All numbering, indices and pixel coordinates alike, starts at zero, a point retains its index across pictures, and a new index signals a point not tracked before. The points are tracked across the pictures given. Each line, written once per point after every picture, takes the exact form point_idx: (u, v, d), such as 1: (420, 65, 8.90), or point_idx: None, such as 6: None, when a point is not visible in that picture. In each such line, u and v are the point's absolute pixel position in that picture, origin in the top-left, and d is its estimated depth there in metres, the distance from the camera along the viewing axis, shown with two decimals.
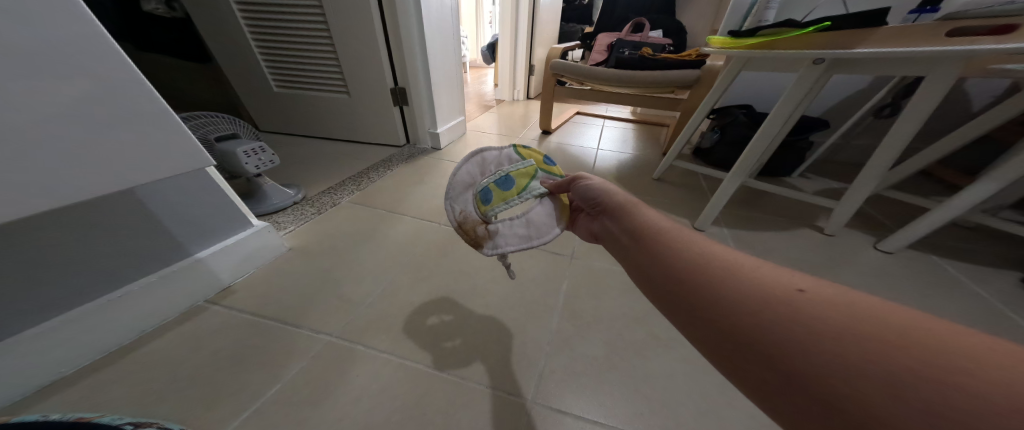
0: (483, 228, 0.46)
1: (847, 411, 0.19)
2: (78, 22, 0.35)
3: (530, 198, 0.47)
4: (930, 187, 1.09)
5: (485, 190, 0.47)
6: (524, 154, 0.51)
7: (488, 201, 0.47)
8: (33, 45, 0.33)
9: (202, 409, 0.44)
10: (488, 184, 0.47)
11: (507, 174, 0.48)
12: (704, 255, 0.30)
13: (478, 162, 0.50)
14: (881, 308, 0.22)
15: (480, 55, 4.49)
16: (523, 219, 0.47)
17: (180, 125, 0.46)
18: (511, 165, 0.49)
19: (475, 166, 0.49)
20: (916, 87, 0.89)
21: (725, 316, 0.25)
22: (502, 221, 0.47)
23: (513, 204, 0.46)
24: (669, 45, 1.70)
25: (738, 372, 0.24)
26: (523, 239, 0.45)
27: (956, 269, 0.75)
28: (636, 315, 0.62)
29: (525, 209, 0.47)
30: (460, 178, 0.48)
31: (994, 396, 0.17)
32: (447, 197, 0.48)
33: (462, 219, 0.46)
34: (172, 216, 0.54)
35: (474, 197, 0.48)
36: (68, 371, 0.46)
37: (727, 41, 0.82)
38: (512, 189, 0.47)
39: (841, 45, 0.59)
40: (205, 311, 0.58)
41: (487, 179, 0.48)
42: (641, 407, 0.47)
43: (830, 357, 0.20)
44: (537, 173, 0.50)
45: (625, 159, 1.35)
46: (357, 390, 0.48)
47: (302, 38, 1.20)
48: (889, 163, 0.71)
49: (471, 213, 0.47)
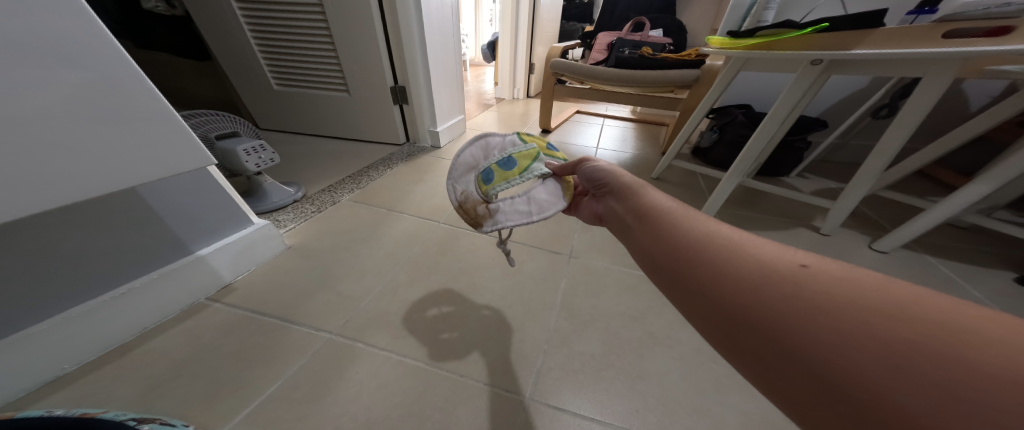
0: (482, 208, 0.47)
1: (844, 389, 0.19)
2: (78, 19, 0.36)
3: (531, 178, 0.47)
4: (927, 187, 1.10)
5: (486, 171, 0.48)
6: (527, 139, 0.52)
7: (488, 181, 0.47)
8: (32, 42, 0.33)
9: (204, 406, 0.44)
10: (490, 165, 0.49)
11: (509, 155, 0.49)
12: (706, 232, 0.30)
13: (482, 146, 0.51)
14: (883, 283, 0.22)
15: (480, 53, 4.48)
16: (524, 197, 0.47)
17: (182, 124, 0.46)
18: (513, 148, 0.50)
19: (478, 149, 0.50)
20: (913, 88, 0.90)
21: (724, 292, 0.26)
22: (503, 200, 0.47)
23: (513, 183, 0.46)
24: (669, 45, 1.70)
25: (735, 346, 0.24)
26: (523, 215, 0.45)
27: (951, 269, 0.76)
28: (634, 313, 0.63)
29: (526, 189, 0.48)
30: (463, 160, 0.49)
31: (998, 373, 0.17)
32: (449, 177, 0.48)
33: (463, 199, 0.47)
34: (173, 213, 0.54)
35: (476, 178, 0.49)
36: (70, 367, 0.47)
37: (725, 41, 0.82)
38: (513, 169, 0.48)
39: (839, 46, 0.59)
40: (206, 309, 0.58)
41: (490, 160, 0.49)
42: (637, 404, 0.48)
43: (828, 333, 0.21)
44: (539, 155, 0.50)
45: (625, 159, 1.35)
46: (357, 387, 0.48)
47: (302, 36, 1.20)
48: (886, 163, 0.71)
49: (471, 193, 0.48)
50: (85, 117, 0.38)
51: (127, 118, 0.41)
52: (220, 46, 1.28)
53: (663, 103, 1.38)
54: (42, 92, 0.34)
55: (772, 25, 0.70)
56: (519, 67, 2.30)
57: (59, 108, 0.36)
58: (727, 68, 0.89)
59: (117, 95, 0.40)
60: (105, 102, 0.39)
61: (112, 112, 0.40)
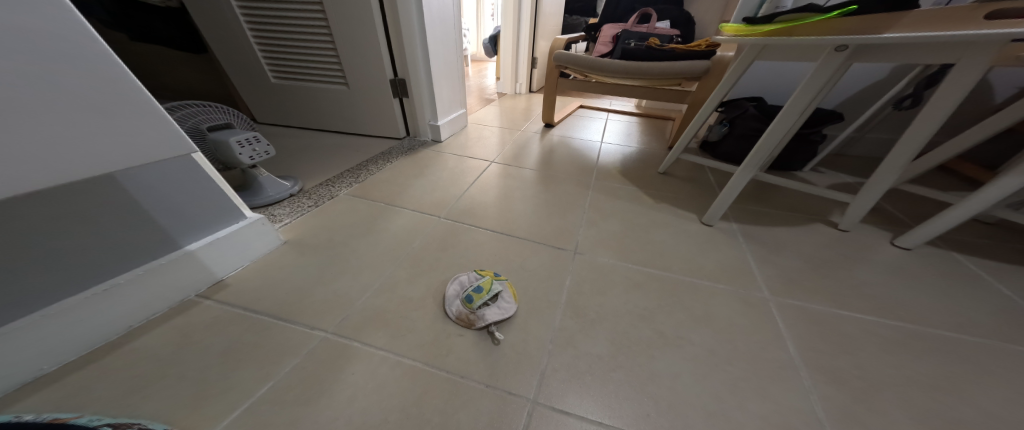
0: (470, 316, 0.56)
1: None
2: (60, 14, 0.38)
3: (495, 293, 0.60)
4: (950, 181, 1.06)
5: (467, 295, 0.58)
6: (483, 272, 0.65)
7: (471, 302, 0.57)
8: (19, 38, 0.36)
9: (190, 409, 0.42)
10: (468, 292, 0.59)
11: (478, 283, 0.61)
12: None
13: (459, 283, 0.63)
14: None
15: (481, 48, 4.40)
16: (498, 304, 0.58)
17: (165, 115, 0.49)
18: (477, 279, 0.63)
19: (457, 284, 0.62)
20: (939, 77, 0.85)
21: None
22: (487, 312, 0.57)
23: (486, 297, 0.58)
24: (677, 37, 1.65)
25: None
26: (502, 313, 0.57)
27: (978, 267, 0.72)
28: (644, 312, 0.60)
29: (496, 300, 0.59)
30: (450, 292, 0.61)
31: None
32: (444, 307, 0.58)
33: (457, 318, 0.56)
34: (160, 205, 0.51)
35: (460, 302, 0.58)
36: (50, 367, 0.45)
37: (740, 27, 0.77)
38: (483, 291, 0.58)
39: (868, 31, 0.56)
40: (196, 306, 0.56)
41: (466, 287, 0.61)
42: (648, 408, 0.45)
43: None
44: (495, 277, 0.64)
45: (630, 154, 1.31)
46: (352, 388, 0.46)
47: (300, 28, 1.16)
48: (911, 156, 0.68)
49: (458, 309, 0.58)
50: (73, 108, 0.41)
51: (110, 109, 0.44)
52: (216, 38, 1.25)
53: (671, 96, 1.33)
54: (31, 87, 0.38)
55: (792, 9, 0.66)
56: (522, 61, 2.25)
57: (46, 97, 0.39)
58: (741, 57, 0.85)
59: (103, 86, 0.43)
60: (91, 92, 0.42)
61: (95, 102, 0.42)
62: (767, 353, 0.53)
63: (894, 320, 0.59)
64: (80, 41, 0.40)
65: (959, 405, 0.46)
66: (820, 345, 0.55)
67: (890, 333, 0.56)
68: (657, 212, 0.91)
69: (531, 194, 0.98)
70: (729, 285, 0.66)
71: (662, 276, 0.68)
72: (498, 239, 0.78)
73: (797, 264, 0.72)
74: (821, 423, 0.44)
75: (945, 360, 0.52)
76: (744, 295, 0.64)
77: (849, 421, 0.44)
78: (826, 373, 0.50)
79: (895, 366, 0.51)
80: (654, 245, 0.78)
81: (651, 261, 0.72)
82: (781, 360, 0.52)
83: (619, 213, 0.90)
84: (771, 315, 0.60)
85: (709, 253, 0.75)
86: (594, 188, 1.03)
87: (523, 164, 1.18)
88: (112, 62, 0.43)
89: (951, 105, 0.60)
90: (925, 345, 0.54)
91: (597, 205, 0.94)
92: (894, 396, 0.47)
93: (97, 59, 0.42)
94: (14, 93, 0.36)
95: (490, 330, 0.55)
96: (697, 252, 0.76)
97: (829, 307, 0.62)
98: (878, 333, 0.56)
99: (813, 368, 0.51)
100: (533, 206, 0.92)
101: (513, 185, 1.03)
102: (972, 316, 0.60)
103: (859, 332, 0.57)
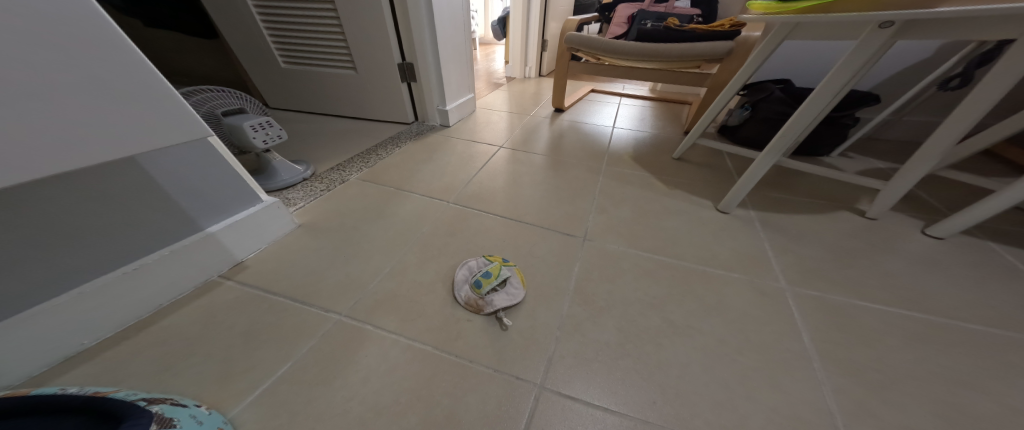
0: (478, 301, 0.56)
1: None
2: None
3: (502, 279, 0.59)
4: (991, 167, 0.99)
5: (476, 279, 0.59)
6: (491, 258, 0.65)
7: (479, 285, 0.57)
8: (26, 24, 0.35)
9: (216, 385, 0.44)
10: (477, 277, 0.59)
11: (485, 269, 0.61)
12: None
13: (468, 269, 0.63)
14: None
15: (491, 32, 4.30)
16: (505, 290, 0.58)
17: (179, 99, 0.49)
18: (485, 265, 0.62)
19: (467, 271, 0.62)
20: (996, 54, 0.77)
21: None
22: (495, 295, 0.57)
23: (494, 281, 0.58)
24: (696, 17, 1.56)
25: None
26: (510, 298, 0.57)
27: (1016, 257, 0.68)
28: (654, 301, 0.59)
29: (505, 285, 0.59)
30: (460, 276, 0.61)
31: None
32: (453, 290, 0.59)
33: (467, 300, 0.57)
34: (178, 187, 0.52)
35: (470, 286, 0.59)
36: (90, 342, 0.47)
37: (771, 5, 0.72)
38: (491, 276, 0.59)
39: (918, 4, 0.50)
40: (220, 286, 0.59)
41: (474, 273, 0.61)
42: (654, 395, 0.45)
43: None
44: (503, 265, 0.63)
45: (643, 139, 1.26)
46: (365, 369, 0.47)
47: (308, 13, 1.15)
48: (952, 144, 0.63)
49: (466, 294, 0.58)
50: (91, 92, 0.41)
51: (128, 95, 0.44)
52: (224, 22, 1.24)
53: (690, 78, 1.27)
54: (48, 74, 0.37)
55: None
56: (532, 44, 2.18)
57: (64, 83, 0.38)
58: (769, 36, 0.79)
59: (115, 69, 0.42)
60: (107, 78, 0.42)
61: (114, 88, 0.42)
62: (781, 344, 0.52)
63: (921, 313, 0.56)
64: (87, 22, 0.39)
65: (983, 400, 0.44)
66: (840, 337, 0.53)
67: (914, 326, 0.54)
68: (671, 198, 0.89)
69: (541, 179, 0.96)
70: (743, 275, 0.64)
71: (674, 265, 0.67)
72: (506, 225, 0.77)
73: (818, 253, 0.69)
74: (835, 416, 0.43)
75: (973, 355, 0.50)
76: (760, 285, 0.62)
77: (864, 416, 0.43)
78: (842, 365, 0.49)
79: (917, 360, 0.49)
80: (667, 233, 0.75)
81: (664, 250, 0.71)
82: (796, 353, 0.50)
83: (631, 199, 0.88)
84: (787, 306, 0.58)
85: (725, 241, 0.73)
86: (605, 174, 1.00)
87: (532, 149, 1.16)
88: (122, 46, 0.42)
89: (1008, 85, 0.54)
90: (951, 339, 0.52)
91: (609, 191, 0.91)
92: (914, 390, 0.45)
93: (105, 41, 0.41)
94: (31, 78, 0.36)
95: (497, 315, 0.55)
96: (712, 240, 0.73)
97: (850, 298, 0.59)
98: (902, 326, 0.54)
99: (830, 361, 0.49)
100: (541, 191, 0.91)
101: (522, 170, 1.01)
102: (1007, 310, 0.56)
103: (880, 324, 0.54)
